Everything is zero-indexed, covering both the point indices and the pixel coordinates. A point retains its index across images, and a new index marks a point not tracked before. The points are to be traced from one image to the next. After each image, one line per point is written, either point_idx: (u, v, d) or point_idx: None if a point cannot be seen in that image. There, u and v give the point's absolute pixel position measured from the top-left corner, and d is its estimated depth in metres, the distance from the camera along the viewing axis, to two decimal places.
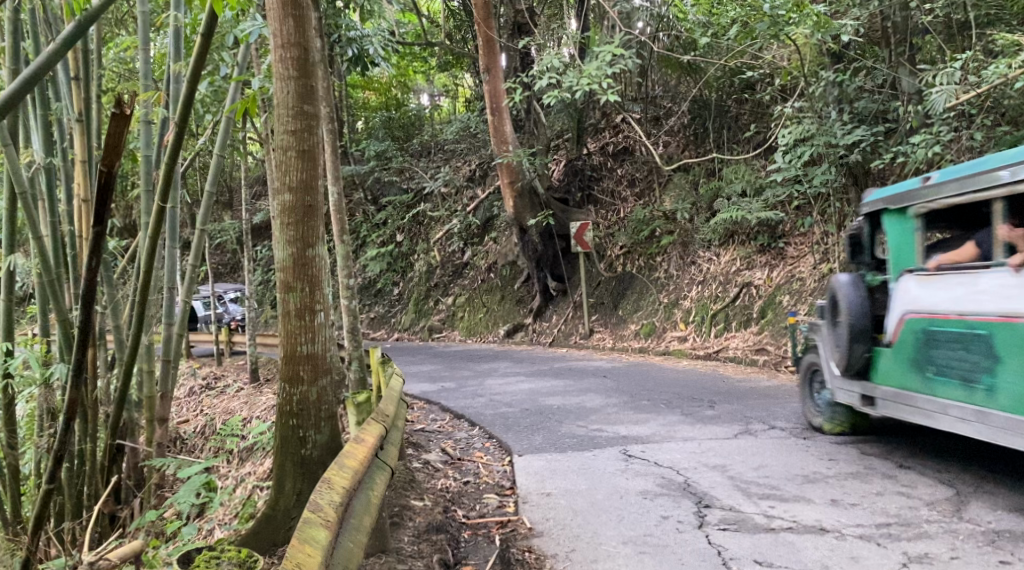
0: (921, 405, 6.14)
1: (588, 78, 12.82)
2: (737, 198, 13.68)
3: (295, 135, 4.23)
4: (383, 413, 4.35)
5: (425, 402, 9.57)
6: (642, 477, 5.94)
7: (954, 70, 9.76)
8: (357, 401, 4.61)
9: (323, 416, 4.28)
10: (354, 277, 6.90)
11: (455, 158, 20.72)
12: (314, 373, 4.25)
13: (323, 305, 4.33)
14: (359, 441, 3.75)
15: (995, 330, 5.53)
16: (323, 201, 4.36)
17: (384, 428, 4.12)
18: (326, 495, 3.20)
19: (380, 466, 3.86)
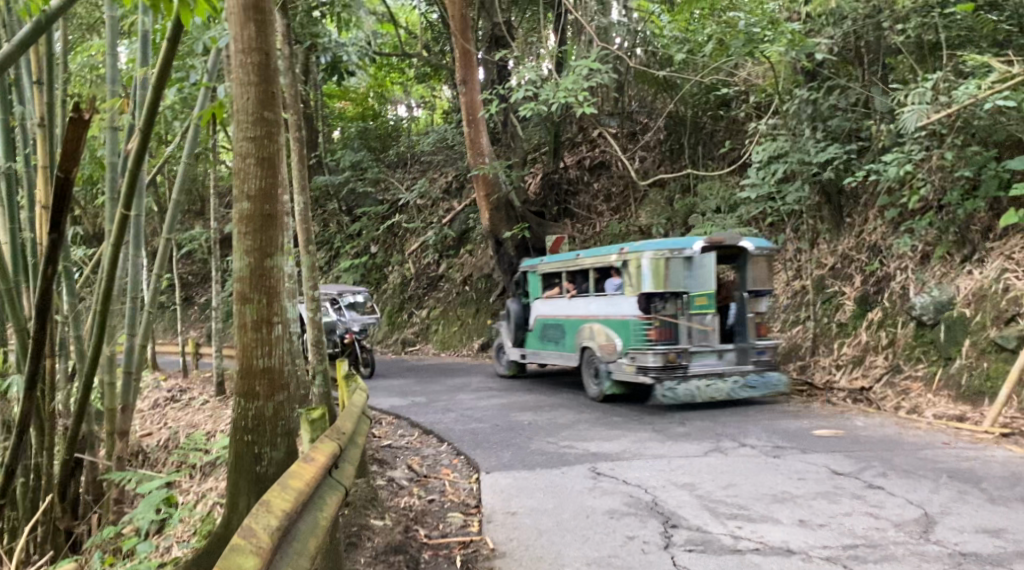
0: (543, 357, 11.80)
1: (565, 92, 12.80)
2: (712, 214, 13.60)
3: (255, 141, 4.13)
4: (338, 431, 4.21)
5: (394, 416, 9.44)
6: (609, 495, 5.85)
7: (925, 90, 9.84)
8: (312, 418, 4.47)
9: (280, 433, 4.13)
10: (321, 289, 6.74)
11: (431, 169, 20.63)
12: (270, 389, 4.11)
13: (282, 317, 4.19)
14: (308, 461, 3.63)
15: (566, 319, 11.12)
16: (284, 208, 4.24)
17: (339, 447, 3.99)
18: (261, 520, 3.09)
19: (332, 485, 3.74)
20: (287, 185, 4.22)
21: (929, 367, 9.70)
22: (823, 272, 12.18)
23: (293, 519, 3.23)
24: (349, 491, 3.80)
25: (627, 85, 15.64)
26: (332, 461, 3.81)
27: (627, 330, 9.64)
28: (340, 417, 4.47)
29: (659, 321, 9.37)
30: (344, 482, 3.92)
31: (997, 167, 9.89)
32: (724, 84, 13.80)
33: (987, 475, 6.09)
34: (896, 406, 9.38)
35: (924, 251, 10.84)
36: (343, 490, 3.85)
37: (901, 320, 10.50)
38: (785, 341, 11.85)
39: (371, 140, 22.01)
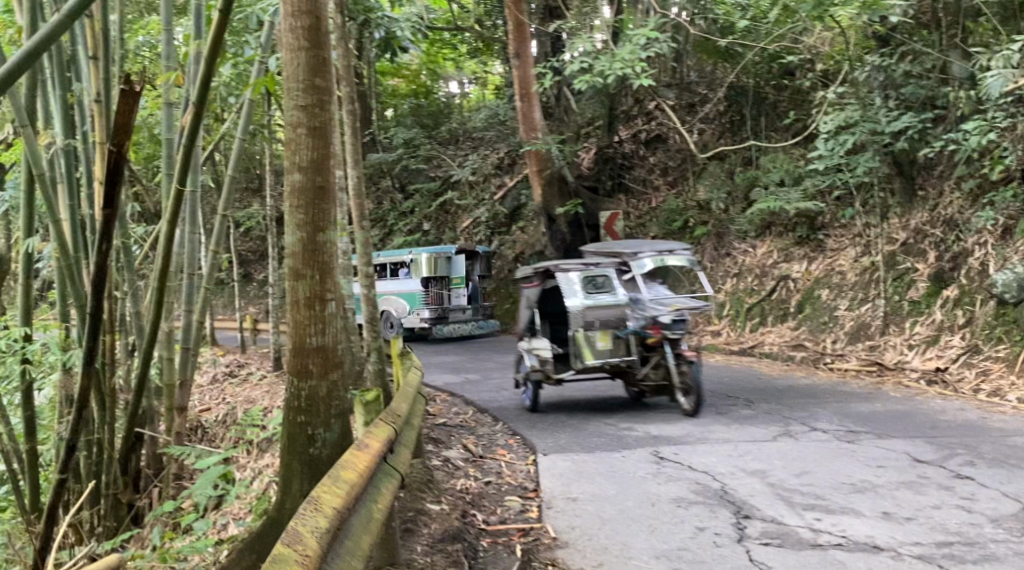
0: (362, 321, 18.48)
1: (621, 63, 12.44)
2: (776, 188, 13.15)
3: (306, 110, 3.93)
4: (392, 414, 4.01)
5: (449, 394, 9.28)
6: (675, 482, 5.59)
7: (1012, 53, 9.24)
8: (364, 400, 4.33)
9: (333, 414, 3.97)
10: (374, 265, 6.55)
11: (484, 145, 20.37)
12: (324, 367, 3.94)
13: (335, 294, 4.01)
14: (359, 450, 3.39)
15: None
16: (336, 179, 4.05)
17: (394, 431, 3.80)
18: (311, 518, 2.81)
19: (384, 478, 3.50)
20: (338, 155, 4.04)
21: (1011, 348, 9.18)
22: (894, 248, 11.64)
23: (346, 515, 2.96)
24: (403, 480, 3.60)
25: (685, 54, 15.21)
26: (385, 451, 3.58)
27: (413, 298, 16.77)
28: (394, 398, 4.28)
29: (432, 293, 16.77)
30: (398, 471, 3.71)
31: None
32: (788, 52, 13.32)
33: None
34: (975, 388, 8.91)
35: (1006, 225, 10.25)
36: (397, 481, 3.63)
37: (980, 299, 9.98)
38: (853, 320, 11.37)
39: (424, 116, 21.83)
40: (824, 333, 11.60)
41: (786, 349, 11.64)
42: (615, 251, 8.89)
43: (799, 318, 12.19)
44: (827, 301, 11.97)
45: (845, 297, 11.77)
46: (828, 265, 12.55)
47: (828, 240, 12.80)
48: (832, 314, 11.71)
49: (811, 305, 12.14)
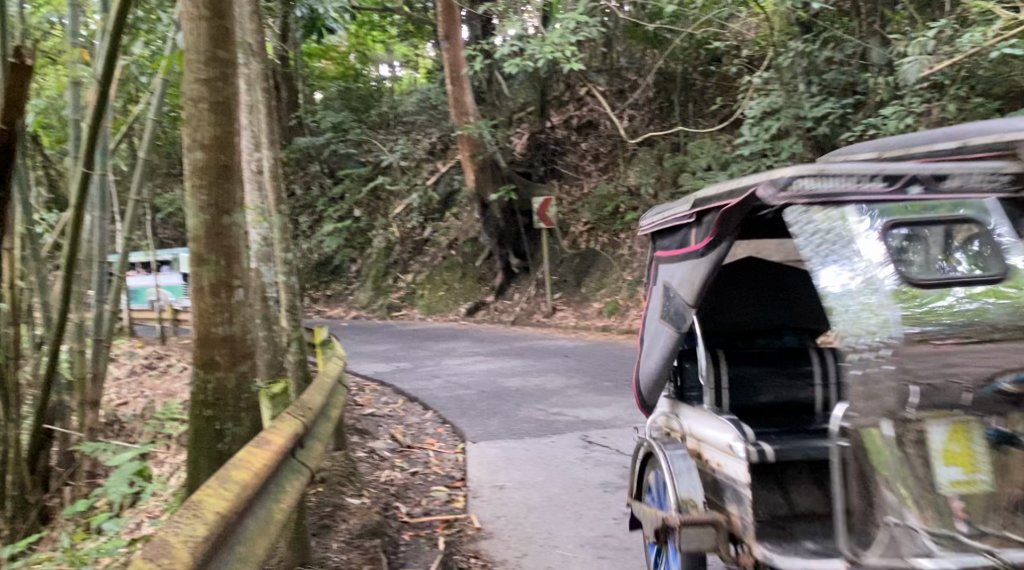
0: None
1: (552, 46, 12.35)
2: (703, 173, 13.19)
3: (209, 84, 3.74)
4: (302, 406, 3.84)
5: (378, 384, 9.09)
6: (603, 467, 5.55)
7: (928, 40, 9.44)
8: (273, 392, 4.27)
9: (242, 406, 3.84)
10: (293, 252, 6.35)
11: (414, 130, 20.07)
12: (232, 358, 3.79)
13: (243, 281, 3.85)
14: (257, 447, 3.20)
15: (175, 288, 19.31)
16: (242, 158, 3.88)
17: (302, 424, 3.68)
18: (187, 527, 2.60)
19: (285, 477, 3.32)
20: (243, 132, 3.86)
21: None
22: None
23: (233, 520, 2.77)
24: (312, 475, 3.48)
25: (614, 40, 15.20)
26: (289, 448, 3.40)
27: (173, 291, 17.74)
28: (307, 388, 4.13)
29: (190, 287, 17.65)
30: (303, 467, 3.54)
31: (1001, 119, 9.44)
32: (715, 38, 13.43)
33: None
34: None
35: None
36: (303, 479, 3.47)
37: None
38: None
39: (352, 99, 21.40)
40: None
41: None
42: (971, 134, 3.45)
43: None
44: None
45: None
46: None
47: None
48: None
49: None
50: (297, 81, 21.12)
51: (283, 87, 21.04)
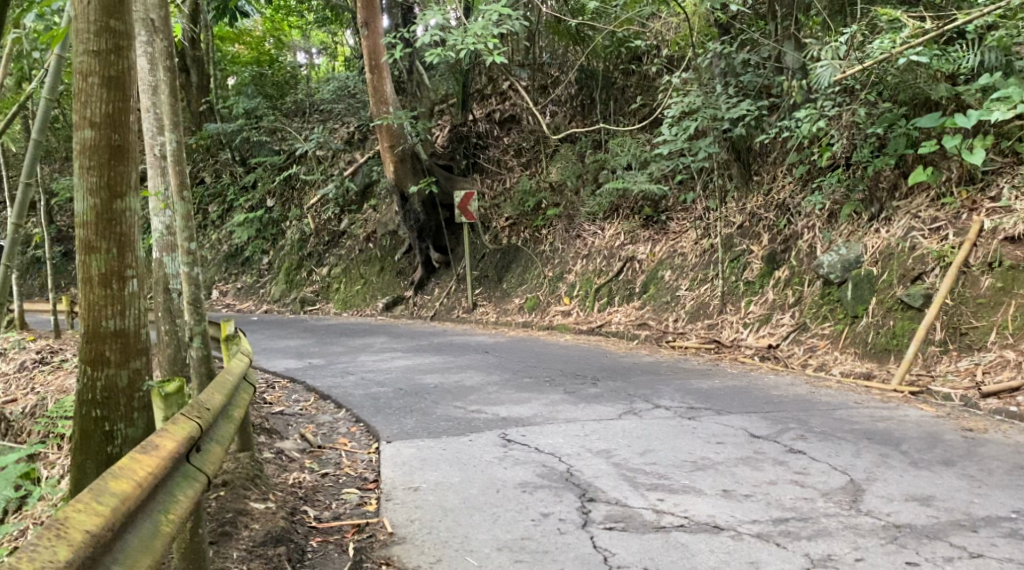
0: None
1: (473, 38, 12.15)
2: (623, 171, 13.21)
3: (100, 56, 3.69)
4: (201, 405, 3.72)
5: (289, 381, 8.78)
6: (520, 466, 5.44)
7: (838, 45, 9.60)
8: (164, 391, 3.97)
9: (136, 406, 3.76)
10: (196, 240, 5.99)
11: (331, 119, 19.37)
12: (124, 353, 3.72)
13: (136, 270, 3.77)
14: (144, 452, 3.13)
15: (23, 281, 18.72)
16: (136, 139, 3.80)
17: (199, 425, 3.57)
18: (46, 551, 2.59)
19: (177, 483, 3.25)
20: (139, 111, 3.79)
21: (835, 325, 9.63)
22: (731, 230, 11.99)
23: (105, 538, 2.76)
24: (209, 480, 3.39)
25: (537, 35, 15.13)
26: (182, 451, 3.31)
27: None
28: (208, 385, 3.97)
29: None
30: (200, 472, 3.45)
31: (906, 125, 9.70)
32: (636, 36, 13.49)
33: (905, 436, 5.98)
34: (804, 363, 9.33)
35: (833, 209, 10.74)
36: (197, 485, 3.37)
37: (808, 279, 10.42)
38: (693, 300, 11.69)
39: (266, 86, 20.28)
40: (666, 312, 11.87)
41: (631, 328, 11.82)
42: None
43: (644, 298, 12.39)
44: (670, 282, 12.23)
45: (687, 277, 12.07)
46: (671, 247, 12.81)
47: (671, 223, 13.07)
48: (674, 294, 11.98)
49: (655, 286, 12.37)
50: (208, 66, 20.35)
51: (194, 71, 20.24)
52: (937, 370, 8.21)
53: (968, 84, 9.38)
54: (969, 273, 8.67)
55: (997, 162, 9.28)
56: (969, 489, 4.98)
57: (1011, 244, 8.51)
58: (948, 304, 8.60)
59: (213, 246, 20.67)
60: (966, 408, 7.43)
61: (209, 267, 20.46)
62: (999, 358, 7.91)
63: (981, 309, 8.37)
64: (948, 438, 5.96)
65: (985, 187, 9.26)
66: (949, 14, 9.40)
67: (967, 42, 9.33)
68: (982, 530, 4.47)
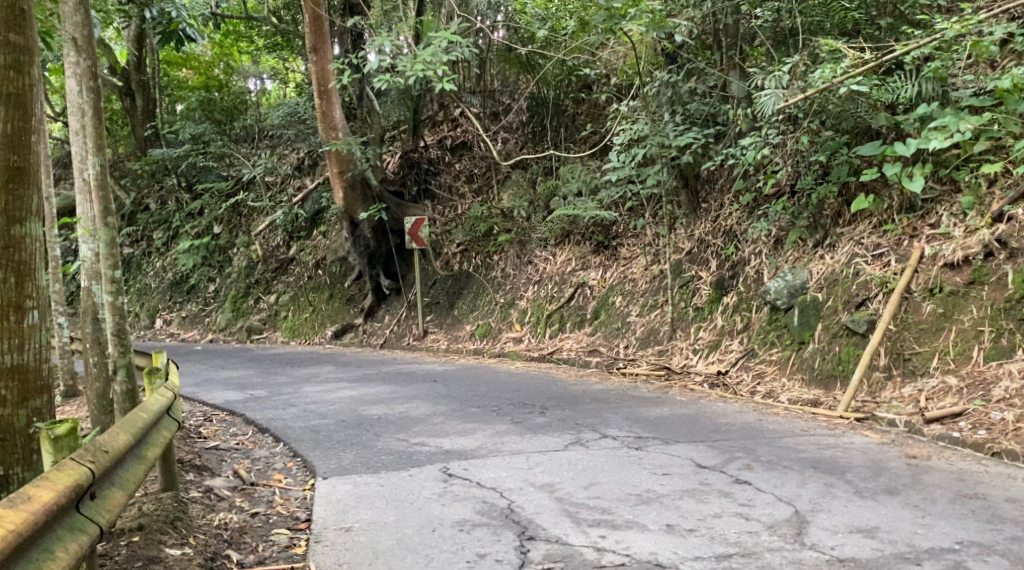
0: None
1: (423, 64, 12.04)
2: (574, 197, 13.19)
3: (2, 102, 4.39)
4: (97, 449, 3.83)
5: (227, 414, 8.52)
6: (460, 502, 5.28)
7: (783, 75, 9.75)
8: (55, 434, 3.83)
9: (30, 438, 4.45)
10: (120, 267, 5.84)
11: (280, 145, 19.04)
12: (22, 385, 4.42)
13: (33, 303, 4.47)
14: (11, 508, 3.19)
15: None
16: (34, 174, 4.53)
17: (96, 471, 3.72)
18: None
19: (55, 538, 3.36)
20: (36, 153, 4.52)
21: (782, 351, 9.65)
22: (681, 256, 12.00)
23: None
24: (95, 530, 3.54)
25: (487, 62, 15.11)
26: (60, 503, 3.39)
27: None
28: (113, 426, 4.10)
29: None
30: (86, 522, 3.56)
31: (849, 153, 9.87)
32: (586, 65, 13.52)
33: (850, 464, 5.95)
34: (752, 391, 9.30)
35: (779, 236, 10.80)
36: (83, 537, 3.49)
37: (755, 305, 10.43)
38: (644, 326, 11.66)
39: (214, 111, 20.01)
40: (617, 338, 11.82)
41: (582, 355, 11.72)
42: None
43: (595, 325, 12.34)
44: (622, 308, 12.18)
45: (637, 303, 12.03)
46: (622, 273, 12.76)
47: (622, 249, 13.03)
48: (625, 320, 11.93)
49: (607, 312, 12.32)
50: (153, 90, 19.93)
51: (138, 96, 19.82)
52: (883, 396, 8.23)
53: (908, 114, 9.51)
54: (911, 299, 8.75)
55: (935, 190, 9.41)
56: (911, 519, 4.94)
57: (951, 270, 8.63)
58: (892, 330, 8.67)
59: (156, 274, 20.15)
60: (911, 434, 7.44)
61: (152, 295, 19.93)
62: (942, 384, 7.95)
63: (924, 335, 8.44)
64: (893, 466, 5.94)
65: (925, 214, 9.38)
66: (887, 45, 9.60)
67: (904, 73, 9.50)
68: (924, 563, 4.42)
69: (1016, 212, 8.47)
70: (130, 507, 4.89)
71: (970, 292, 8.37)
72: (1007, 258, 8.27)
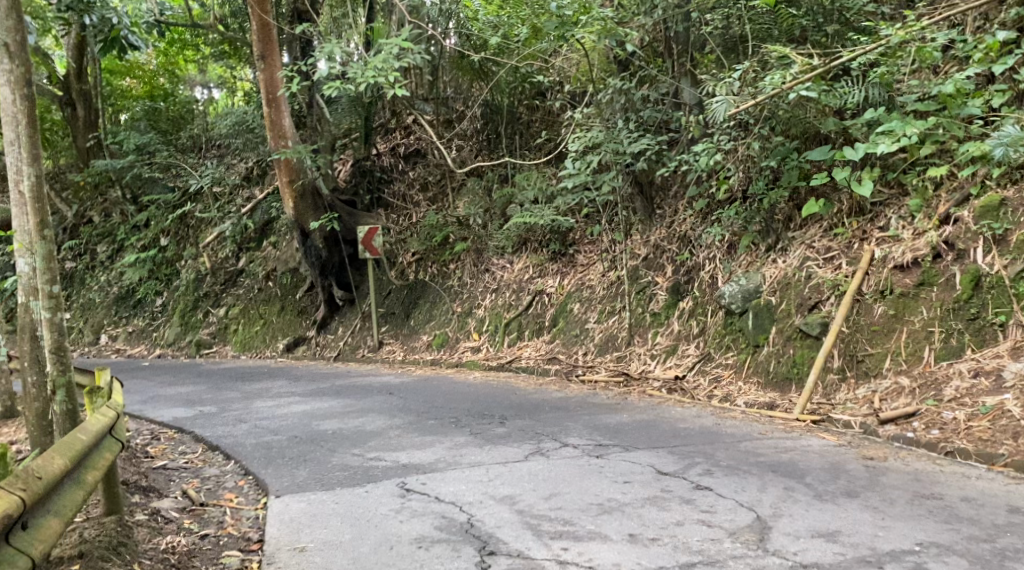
0: None
1: (374, 71, 11.89)
2: (530, 205, 13.17)
3: None
4: (29, 475, 3.67)
5: (175, 431, 8.28)
6: (417, 518, 5.16)
7: (733, 81, 9.83)
8: None
9: None
10: (57, 281, 5.62)
11: (229, 154, 18.73)
12: None
13: None
14: None
15: None
16: None
17: (27, 502, 3.56)
18: None
19: None
20: None
21: (738, 355, 9.69)
22: (637, 262, 12.01)
23: None
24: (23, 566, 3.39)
25: (440, 69, 15.02)
26: None
27: None
28: (48, 449, 3.93)
29: None
30: (14, 556, 3.40)
31: (798, 158, 9.95)
32: (539, 72, 13.55)
33: (809, 467, 5.95)
34: (709, 395, 9.30)
35: (731, 241, 10.85)
36: None
37: (711, 309, 10.47)
38: (601, 333, 11.64)
39: (161, 120, 19.57)
40: (575, 346, 11.78)
41: (541, 363, 11.65)
42: None
43: (553, 332, 12.28)
44: (580, 315, 12.15)
45: (594, 310, 12.00)
46: (579, 280, 12.74)
47: (578, 256, 13.01)
48: (583, 327, 11.91)
49: (565, 319, 12.28)
50: (96, 100, 19.44)
51: (80, 106, 19.28)
52: (838, 398, 8.30)
53: (856, 119, 9.63)
54: (862, 301, 8.84)
55: (884, 193, 9.52)
56: (872, 522, 4.94)
57: (900, 271, 8.73)
58: (845, 332, 8.73)
59: (102, 288, 19.61)
60: (866, 436, 7.49)
61: (97, 310, 19.39)
62: (895, 384, 8.03)
63: (876, 336, 8.52)
64: (851, 468, 5.95)
65: (875, 217, 9.49)
66: (834, 52, 9.73)
67: (852, 79, 9.62)
68: (887, 566, 4.43)
69: (962, 214, 8.63)
70: (70, 533, 4.66)
71: (920, 293, 8.47)
72: (954, 260, 8.41)
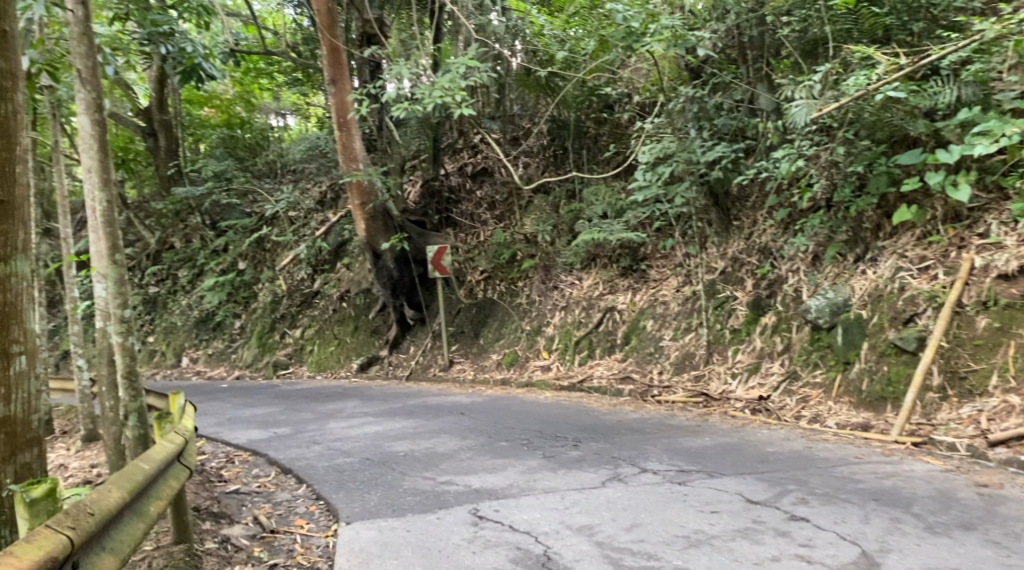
0: None
1: (441, 91, 11.77)
2: (598, 220, 12.88)
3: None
4: (82, 511, 3.59)
5: (249, 454, 8.20)
6: (492, 549, 4.90)
7: (813, 84, 9.39)
8: (31, 496, 3.82)
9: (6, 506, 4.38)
10: (126, 306, 5.74)
11: (302, 178, 19.07)
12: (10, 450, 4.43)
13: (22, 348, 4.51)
14: None
15: None
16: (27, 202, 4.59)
17: (77, 534, 3.48)
18: None
19: None
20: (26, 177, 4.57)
21: (826, 373, 9.16)
22: (713, 276, 11.56)
23: None
24: None
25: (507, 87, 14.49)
26: None
27: None
28: (106, 482, 3.86)
29: None
30: None
31: (887, 163, 9.39)
32: (607, 84, 13.42)
33: (915, 496, 5.47)
34: (796, 416, 8.80)
35: (816, 252, 10.36)
36: None
37: (795, 324, 9.96)
38: (678, 350, 11.20)
39: (238, 148, 20.04)
40: (650, 364, 11.35)
41: (614, 382, 11.26)
42: None
43: (626, 350, 11.88)
44: (653, 332, 11.74)
45: (670, 327, 11.59)
46: (652, 296, 12.33)
47: (651, 271, 12.62)
48: (658, 344, 11.49)
49: (638, 337, 11.88)
50: (175, 129, 20.03)
51: (160, 135, 19.93)
52: (938, 418, 7.73)
53: (948, 120, 9.05)
54: (963, 313, 8.24)
55: (981, 198, 8.92)
56: (994, 560, 4.49)
57: (1005, 281, 8.13)
58: (944, 347, 8.16)
59: (180, 311, 19.94)
60: (975, 460, 6.93)
61: (178, 333, 19.69)
62: (1003, 404, 7.44)
63: (979, 351, 7.93)
64: (963, 496, 5.46)
65: (973, 224, 8.90)
66: (922, 50, 9.20)
67: (941, 78, 9.05)
68: None
69: None
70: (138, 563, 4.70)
71: None
72: None
